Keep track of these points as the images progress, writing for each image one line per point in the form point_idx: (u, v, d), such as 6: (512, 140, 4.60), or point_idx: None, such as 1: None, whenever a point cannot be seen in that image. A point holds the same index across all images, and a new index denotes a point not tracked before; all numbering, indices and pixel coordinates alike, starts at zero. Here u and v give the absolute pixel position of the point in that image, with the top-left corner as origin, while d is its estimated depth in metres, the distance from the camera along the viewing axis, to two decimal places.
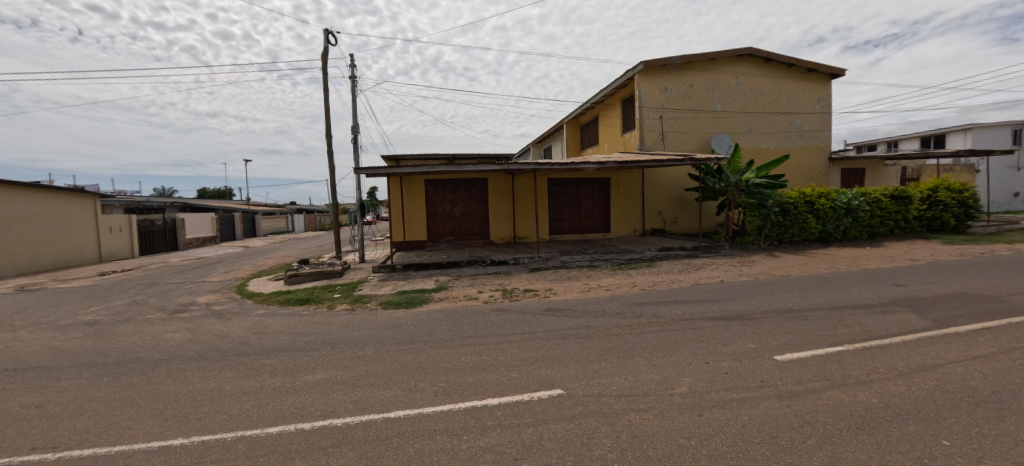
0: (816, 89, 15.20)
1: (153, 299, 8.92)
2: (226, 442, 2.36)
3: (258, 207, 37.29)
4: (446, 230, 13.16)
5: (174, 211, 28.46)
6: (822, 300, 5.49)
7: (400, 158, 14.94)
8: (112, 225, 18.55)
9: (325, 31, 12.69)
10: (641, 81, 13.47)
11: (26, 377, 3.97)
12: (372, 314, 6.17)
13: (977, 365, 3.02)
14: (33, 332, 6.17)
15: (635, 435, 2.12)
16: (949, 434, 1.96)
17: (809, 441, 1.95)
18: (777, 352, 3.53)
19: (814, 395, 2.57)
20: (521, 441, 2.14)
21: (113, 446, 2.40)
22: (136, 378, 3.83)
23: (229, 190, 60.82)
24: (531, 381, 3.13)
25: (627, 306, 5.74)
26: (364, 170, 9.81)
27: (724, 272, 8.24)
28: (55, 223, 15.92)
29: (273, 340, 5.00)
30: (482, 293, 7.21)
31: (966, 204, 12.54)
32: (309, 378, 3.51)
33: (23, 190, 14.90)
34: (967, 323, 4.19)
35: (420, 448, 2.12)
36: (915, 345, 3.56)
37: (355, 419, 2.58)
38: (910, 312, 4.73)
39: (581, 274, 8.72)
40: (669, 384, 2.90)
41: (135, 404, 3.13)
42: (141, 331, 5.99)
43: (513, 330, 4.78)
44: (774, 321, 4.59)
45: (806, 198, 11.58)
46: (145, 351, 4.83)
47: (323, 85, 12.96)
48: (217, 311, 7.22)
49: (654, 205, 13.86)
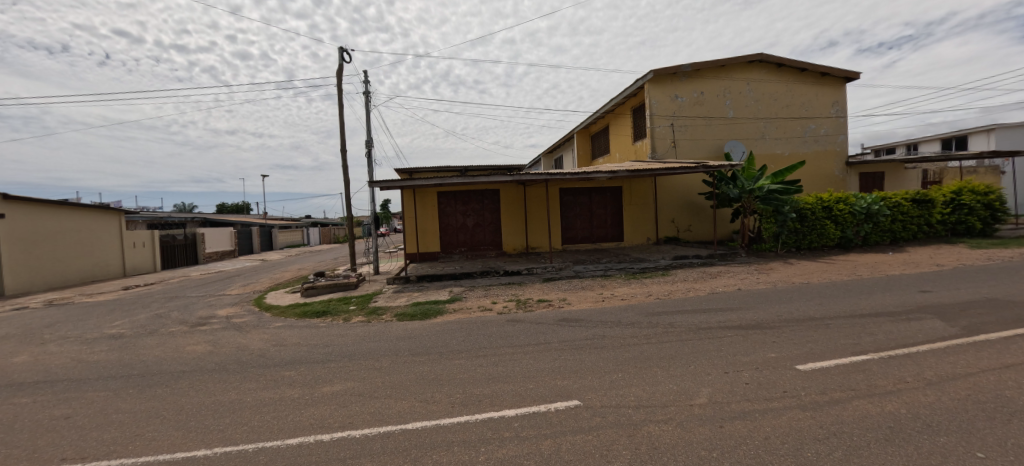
0: (831, 93, 15.01)
1: (173, 312, 9.13)
2: (248, 453, 2.43)
3: (276, 221, 38.24)
4: (459, 242, 13.31)
5: (194, 225, 29.36)
6: (844, 308, 5.35)
7: (413, 171, 15.25)
8: (136, 240, 19.31)
9: (342, 49, 13.17)
10: (652, 89, 13.49)
11: (59, 389, 4.16)
12: (387, 325, 6.26)
13: (1011, 374, 2.91)
14: (63, 346, 6.41)
15: (655, 447, 2.12)
16: (983, 445, 1.90)
17: (836, 453, 1.92)
18: (798, 362, 3.46)
19: (837, 406, 2.51)
20: (539, 452, 2.15)
21: (139, 457, 2.49)
22: (160, 389, 3.97)
23: (245, 205, 62.60)
24: (549, 392, 3.14)
25: (643, 315, 5.68)
26: (380, 183, 10.04)
27: (741, 280, 8.12)
28: (82, 238, 16.65)
29: (293, 351, 5.12)
30: (495, 304, 7.24)
31: (993, 207, 12.11)
32: (328, 390, 3.58)
33: (53, 208, 15.70)
34: (999, 330, 4.05)
35: (439, 459, 2.15)
36: (944, 353, 3.46)
37: (372, 431, 2.63)
38: (938, 319, 4.57)
39: (596, 283, 8.70)
40: (689, 394, 2.88)
41: (160, 415, 3.25)
42: (164, 344, 6.15)
43: (527, 340, 4.80)
44: (795, 329, 4.52)
45: (823, 204, 11.35)
46: (168, 363, 4.98)
47: (339, 101, 13.42)
48: (237, 323, 7.44)
49: (667, 213, 13.78)
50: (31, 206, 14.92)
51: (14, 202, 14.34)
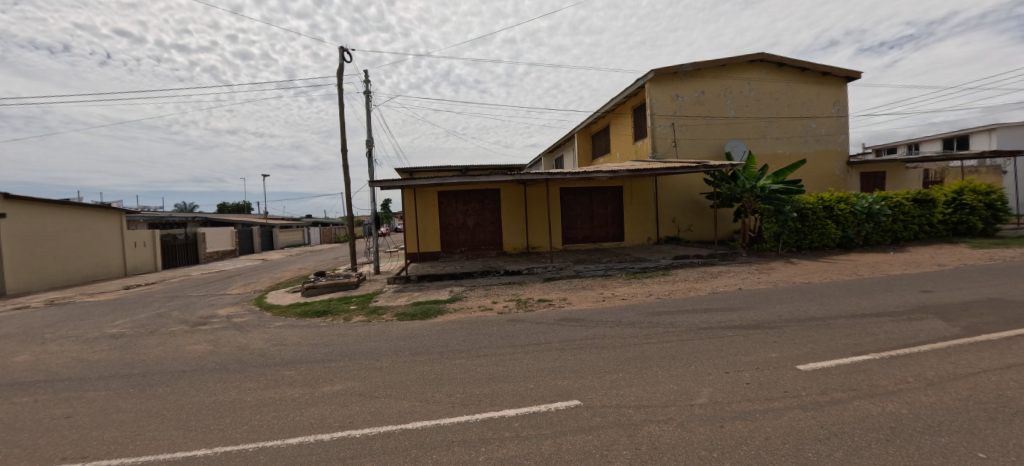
0: (832, 93, 14.98)
1: (174, 312, 9.12)
2: (248, 452, 2.43)
3: (277, 221, 38.27)
4: (460, 242, 13.31)
5: (194, 225, 29.36)
6: (845, 308, 5.34)
7: (414, 171, 15.24)
8: (137, 239, 19.33)
9: (342, 49, 13.16)
10: (652, 89, 13.47)
11: (59, 389, 4.16)
12: (387, 325, 6.26)
13: (1013, 374, 2.90)
14: (64, 345, 6.42)
15: (655, 447, 2.11)
16: (985, 446, 1.90)
17: (837, 453, 1.91)
18: (799, 362, 3.45)
19: (838, 406, 2.51)
20: (540, 453, 2.14)
21: (139, 457, 2.49)
22: (160, 389, 3.96)
23: (245, 204, 62.64)
24: (549, 392, 3.13)
25: (644, 315, 5.67)
26: (381, 182, 10.03)
27: (742, 280, 8.11)
28: (83, 238, 16.66)
29: (294, 351, 5.13)
30: (496, 304, 7.23)
31: (994, 206, 12.08)
32: (328, 389, 3.58)
33: (54, 207, 15.70)
34: (1000, 330, 4.04)
35: (439, 459, 2.15)
36: (945, 353, 3.46)
37: (372, 431, 2.63)
38: (938, 319, 4.57)
39: (596, 283, 8.69)
40: (689, 394, 2.87)
41: (160, 414, 3.25)
42: (164, 343, 6.16)
43: (528, 340, 4.80)
44: (796, 329, 4.52)
45: (825, 203, 11.33)
46: (169, 363, 4.99)
47: (340, 101, 13.40)
48: (237, 323, 7.44)
49: (668, 212, 13.77)
50: (32, 205, 14.94)
51: (15, 201, 14.36)
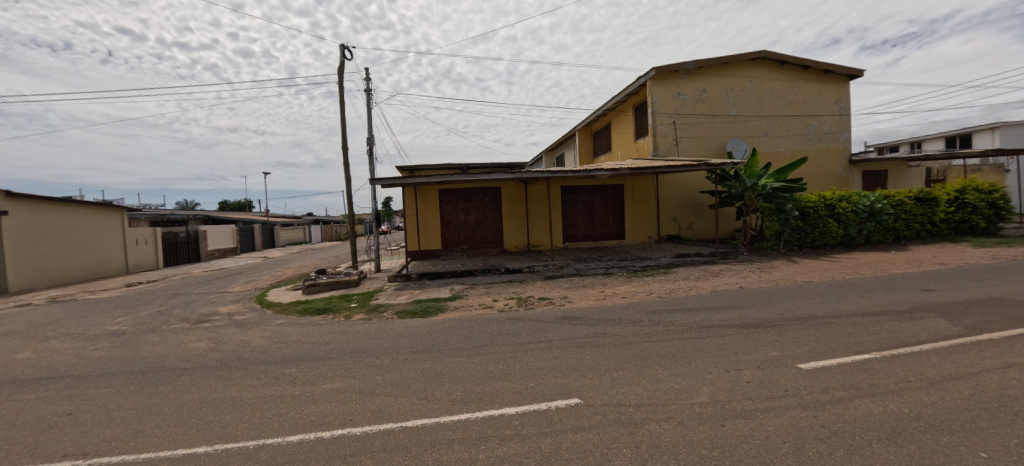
0: (834, 91, 14.91)
1: (175, 310, 9.16)
2: (249, 450, 2.44)
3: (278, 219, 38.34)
4: (460, 240, 13.32)
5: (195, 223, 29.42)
6: (848, 307, 5.29)
7: (415, 169, 15.23)
8: (138, 237, 19.39)
9: (342, 47, 13.10)
10: (653, 87, 13.44)
11: (60, 385, 4.18)
12: (387, 323, 6.27)
13: (1015, 374, 2.89)
14: (66, 342, 6.45)
15: (655, 446, 2.11)
16: (986, 445, 1.89)
17: (838, 452, 1.91)
18: (800, 360, 3.45)
19: (839, 405, 2.50)
20: (539, 451, 2.14)
21: (140, 453, 2.50)
22: (161, 386, 3.98)
23: (246, 203, 62.86)
24: (549, 390, 3.13)
25: (645, 313, 5.67)
26: (381, 181, 10.02)
27: (743, 279, 8.08)
28: (84, 235, 16.69)
29: (294, 349, 5.13)
30: (496, 302, 7.24)
31: (997, 205, 12.03)
32: (328, 387, 3.58)
33: (55, 205, 15.69)
34: (1002, 330, 4.00)
35: (439, 458, 2.14)
36: (947, 352, 3.44)
37: (373, 428, 2.63)
38: (940, 319, 4.53)
39: (597, 281, 8.70)
40: (689, 393, 2.88)
41: (161, 411, 3.27)
42: (166, 340, 6.19)
43: (528, 338, 4.80)
44: (797, 328, 4.49)
45: (827, 202, 11.29)
46: (170, 360, 5.01)
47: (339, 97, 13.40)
48: (238, 320, 7.46)
49: (669, 210, 13.74)
50: (33, 203, 14.95)
51: (16, 199, 14.36)
